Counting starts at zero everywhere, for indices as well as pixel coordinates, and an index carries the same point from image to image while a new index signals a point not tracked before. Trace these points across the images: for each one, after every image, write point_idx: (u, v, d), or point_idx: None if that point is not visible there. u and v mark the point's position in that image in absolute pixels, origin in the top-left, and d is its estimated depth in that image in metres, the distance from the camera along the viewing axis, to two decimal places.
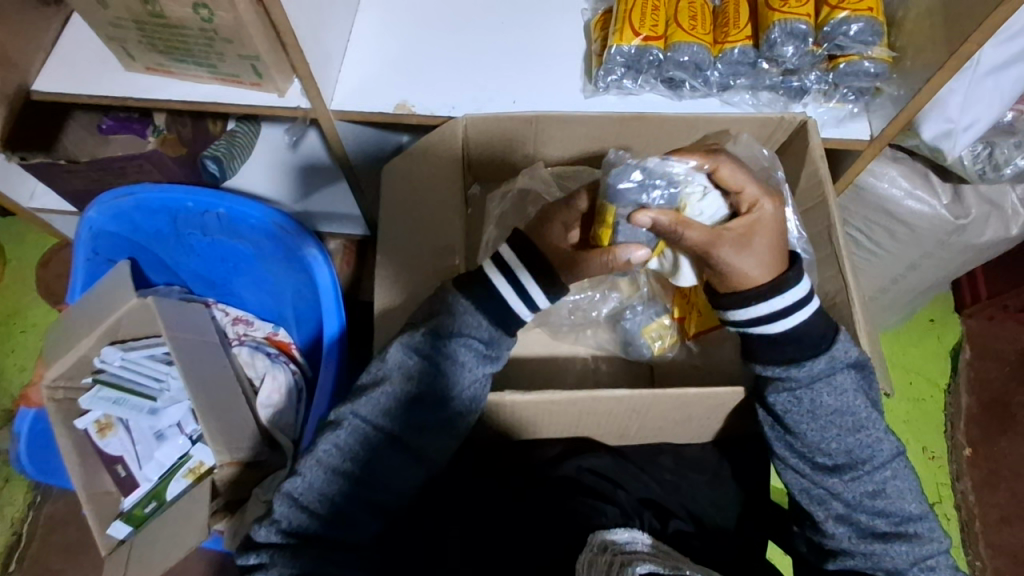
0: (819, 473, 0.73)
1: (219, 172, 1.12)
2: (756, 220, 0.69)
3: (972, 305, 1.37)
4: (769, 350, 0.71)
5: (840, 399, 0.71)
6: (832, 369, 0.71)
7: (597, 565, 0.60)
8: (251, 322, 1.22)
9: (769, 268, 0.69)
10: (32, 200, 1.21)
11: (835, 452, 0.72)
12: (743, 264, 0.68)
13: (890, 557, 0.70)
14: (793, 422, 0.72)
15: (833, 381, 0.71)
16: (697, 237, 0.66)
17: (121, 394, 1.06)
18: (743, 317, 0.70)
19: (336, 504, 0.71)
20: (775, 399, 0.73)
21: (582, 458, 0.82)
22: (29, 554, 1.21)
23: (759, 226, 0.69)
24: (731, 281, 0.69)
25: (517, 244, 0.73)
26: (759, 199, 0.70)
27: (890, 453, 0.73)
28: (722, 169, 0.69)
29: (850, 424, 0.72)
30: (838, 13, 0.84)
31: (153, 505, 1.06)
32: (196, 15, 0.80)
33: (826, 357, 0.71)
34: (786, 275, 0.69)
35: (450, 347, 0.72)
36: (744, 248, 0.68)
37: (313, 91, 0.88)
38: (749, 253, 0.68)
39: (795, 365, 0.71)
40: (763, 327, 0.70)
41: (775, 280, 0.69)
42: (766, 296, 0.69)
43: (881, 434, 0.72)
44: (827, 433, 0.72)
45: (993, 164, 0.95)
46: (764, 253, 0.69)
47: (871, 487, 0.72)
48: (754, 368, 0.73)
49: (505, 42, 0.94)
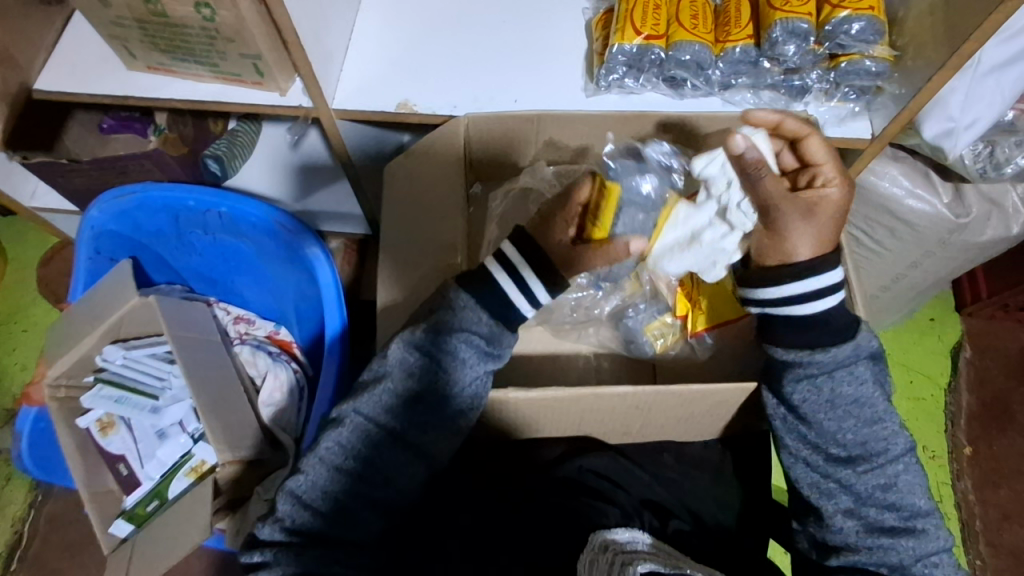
0: (832, 465, 0.73)
1: (221, 172, 1.14)
2: (828, 193, 0.70)
3: (972, 304, 1.37)
4: (798, 333, 0.71)
5: (860, 389, 0.72)
6: (855, 357, 0.71)
7: (598, 564, 0.61)
8: (252, 322, 1.23)
9: (815, 247, 0.69)
10: (32, 200, 1.21)
11: (850, 444, 0.72)
12: (796, 234, 0.69)
13: (897, 552, 0.70)
14: (809, 412, 0.72)
15: (854, 371, 0.72)
16: (773, 189, 0.69)
17: (122, 393, 1.06)
18: (773, 296, 0.71)
19: (339, 501, 0.71)
20: (795, 389, 0.72)
21: (582, 460, 0.82)
22: (30, 553, 1.21)
23: (829, 200, 0.69)
24: (778, 251, 0.70)
25: (518, 240, 0.73)
26: (832, 180, 0.71)
27: (904, 447, 0.73)
28: (810, 140, 0.72)
29: (868, 415, 0.72)
30: (839, 12, 0.84)
31: (155, 503, 1.06)
32: (197, 14, 0.80)
33: (851, 344, 0.71)
34: (826, 258, 0.70)
35: (450, 344, 0.72)
36: (808, 216, 0.69)
37: (314, 90, 0.88)
38: (808, 224, 0.69)
39: (821, 351, 0.70)
40: (792, 307, 0.71)
41: (815, 261, 0.69)
42: (800, 276, 0.69)
43: (897, 427, 0.73)
44: (845, 423, 0.72)
45: (993, 163, 0.95)
46: (820, 230, 0.69)
47: (883, 481, 0.72)
48: (773, 352, 0.73)
49: (506, 41, 0.94)
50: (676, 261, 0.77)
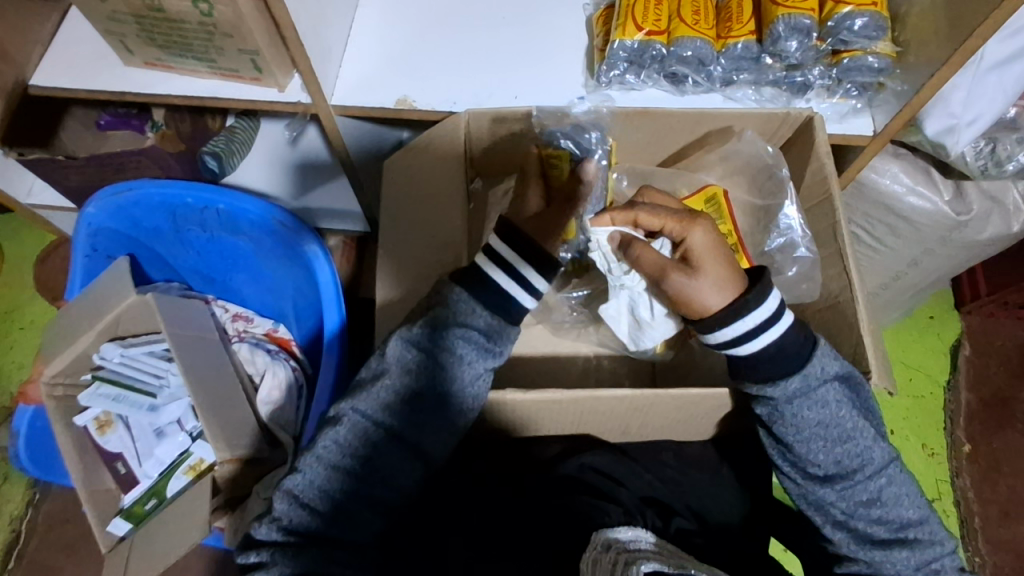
0: (811, 482, 0.73)
1: (219, 168, 1.10)
2: (694, 244, 0.70)
3: (971, 301, 1.37)
4: (753, 368, 0.70)
5: (823, 411, 0.70)
6: (807, 388, 0.70)
7: (600, 564, 0.59)
8: (251, 319, 1.21)
9: (732, 285, 0.68)
10: (29, 196, 1.20)
11: (824, 463, 0.71)
12: (695, 287, 0.68)
13: (891, 564, 0.70)
14: (780, 433, 0.72)
15: (813, 396, 0.70)
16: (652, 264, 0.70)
17: (120, 390, 1.06)
18: (715, 340, 0.69)
19: (336, 500, 0.70)
20: (761, 411, 0.72)
21: (582, 457, 0.82)
22: (27, 551, 1.21)
23: (701, 245, 0.70)
24: (689, 303, 0.69)
25: (506, 235, 0.73)
26: (687, 228, 0.71)
27: (883, 460, 0.72)
28: (641, 214, 0.73)
29: (837, 435, 0.70)
30: (842, 8, 0.83)
31: (153, 502, 1.05)
32: (194, 8, 0.79)
33: (800, 376, 0.69)
34: (747, 297, 0.68)
35: (449, 341, 0.72)
36: (694, 271, 0.68)
37: (313, 86, 0.87)
38: (707, 268, 0.69)
39: (771, 385, 0.70)
40: (736, 347, 0.69)
41: (735, 303, 0.67)
42: (729, 319, 0.68)
43: (871, 442, 0.71)
44: (813, 444, 0.71)
45: (995, 160, 0.94)
46: (719, 270, 0.69)
47: (865, 496, 0.71)
48: (742, 385, 0.72)
49: (504, 36, 0.94)
50: (648, 339, 0.79)
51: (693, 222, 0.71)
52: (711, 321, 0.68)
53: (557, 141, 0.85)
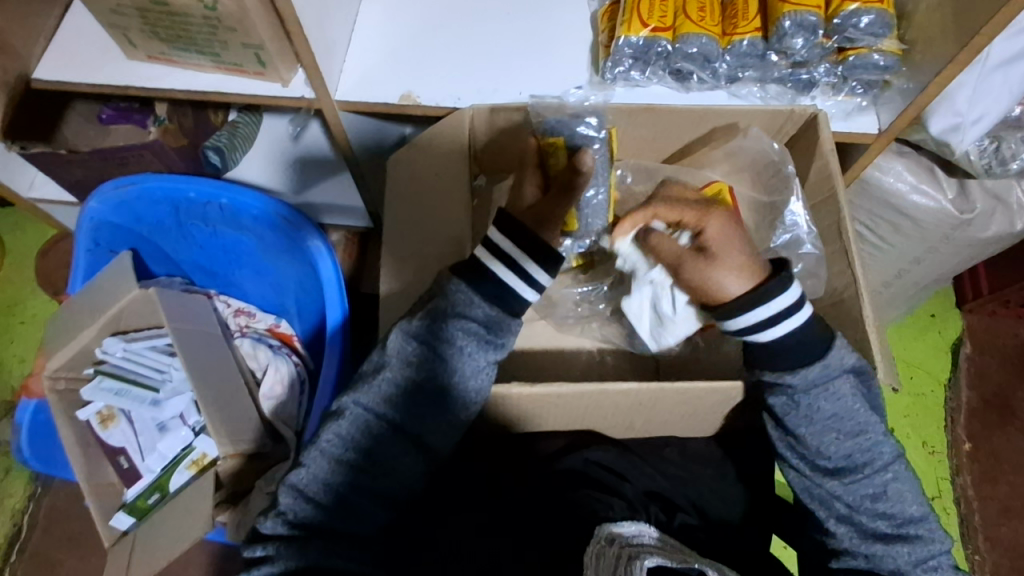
0: (819, 475, 0.73)
1: (221, 164, 1.12)
2: (708, 231, 0.71)
3: (973, 300, 1.37)
4: (772, 358, 0.70)
5: (837, 403, 0.70)
6: (828, 376, 0.70)
7: (604, 559, 0.59)
8: (252, 315, 1.22)
9: (750, 274, 0.69)
10: (30, 190, 1.21)
11: (834, 455, 0.72)
12: (712, 272, 0.69)
13: (891, 558, 0.70)
14: (792, 424, 0.72)
15: (831, 387, 0.70)
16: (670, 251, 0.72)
17: (123, 385, 1.05)
18: (734, 327, 0.70)
19: (339, 493, 0.70)
20: (775, 401, 0.72)
21: (587, 452, 0.82)
22: (29, 545, 1.21)
23: (717, 232, 0.71)
24: (706, 286, 0.70)
25: (509, 230, 0.72)
26: (702, 218, 0.73)
27: (892, 455, 0.72)
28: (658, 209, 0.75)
29: (850, 428, 0.71)
30: (848, 5, 0.83)
31: (155, 496, 1.04)
32: (198, 2, 0.79)
33: (820, 365, 0.70)
34: (768, 285, 0.69)
35: (448, 333, 0.71)
36: (710, 256, 0.70)
37: (316, 81, 0.87)
38: (724, 253, 0.70)
39: (790, 372, 0.70)
40: (751, 336, 0.70)
41: (756, 291, 0.69)
42: (750, 306, 0.69)
43: (881, 436, 0.72)
44: (826, 436, 0.71)
45: (999, 159, 0.94)
46: (738, 260, 0.70)
47: (871, 490, 0.71)
48: (758, 374, 0.72)
49: (509, 31, 0.94)
50: (667, 335, 0.79)
51: (708, 211, 0.73)
52: (732, 307, 0.69)
53: (552, 129, 0.83)
